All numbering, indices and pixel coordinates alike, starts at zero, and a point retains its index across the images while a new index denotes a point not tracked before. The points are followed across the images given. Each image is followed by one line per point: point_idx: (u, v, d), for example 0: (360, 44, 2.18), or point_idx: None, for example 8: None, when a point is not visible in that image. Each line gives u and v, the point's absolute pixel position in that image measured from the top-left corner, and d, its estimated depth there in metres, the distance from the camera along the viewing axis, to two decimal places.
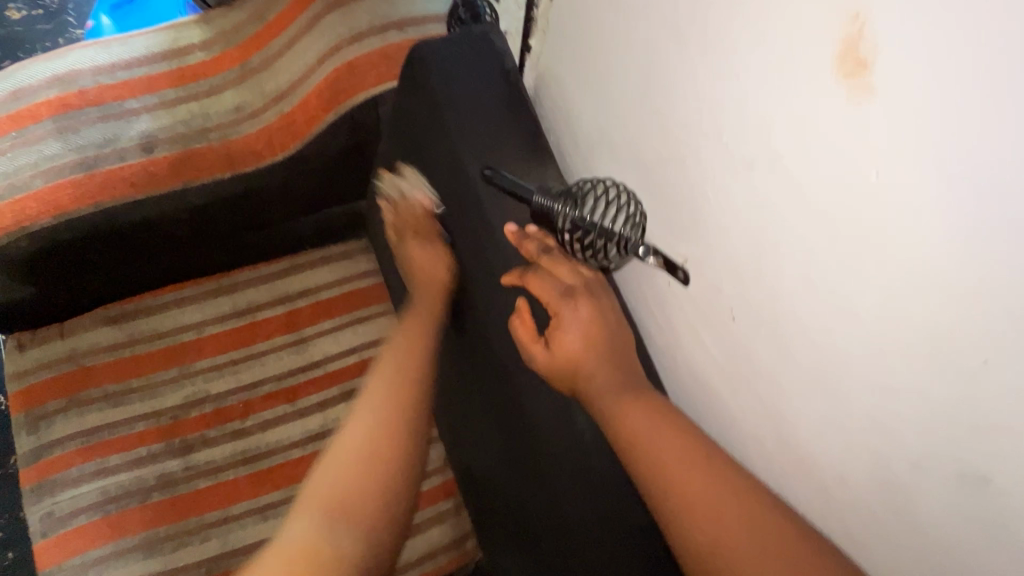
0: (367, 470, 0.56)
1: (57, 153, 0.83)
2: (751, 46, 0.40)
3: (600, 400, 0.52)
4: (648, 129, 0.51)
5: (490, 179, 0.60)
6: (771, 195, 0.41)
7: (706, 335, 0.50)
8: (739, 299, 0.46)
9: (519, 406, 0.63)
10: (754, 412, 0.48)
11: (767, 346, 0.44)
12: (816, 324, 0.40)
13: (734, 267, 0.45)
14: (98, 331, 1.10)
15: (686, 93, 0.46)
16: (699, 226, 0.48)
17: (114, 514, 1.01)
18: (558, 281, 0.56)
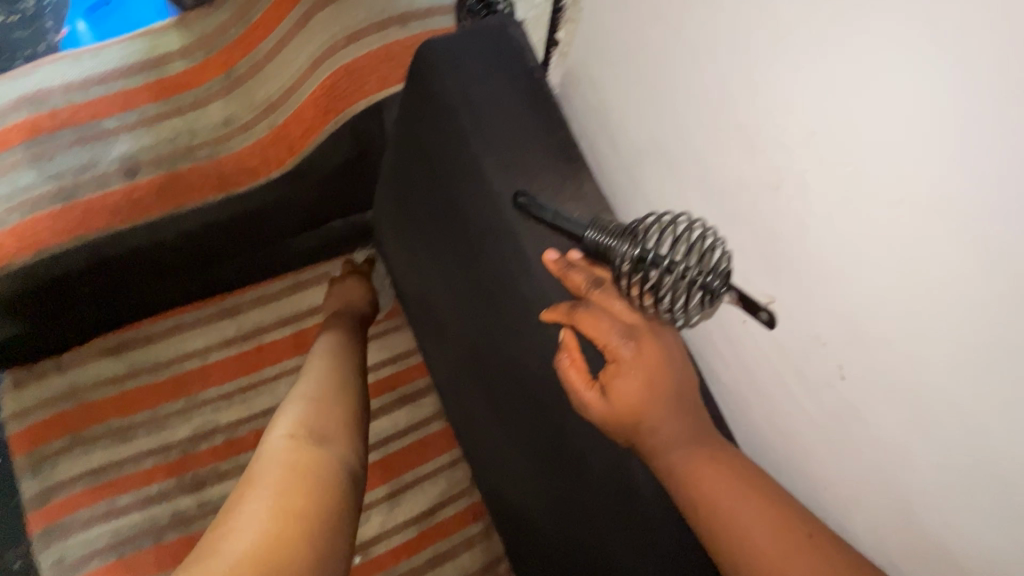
0: (328, 422, 0.63)
1: (31, 183, 0.75)
2: (900, 45, 0.29)
3: (666, 459, 0.45)
4: (720, 140, 0.42)
5: (524, 207, 0.51)
6: (909, 241, 0.32)
7: (795, 384, 0.42)
8: (847, 350, 0.37)
9: (564, 452, 0.56)
10: (856, 476, 0.40)
11: (883, 410, 0.36)
12: (966, 397, 0.31)
13: (844, 314, 0.37)
14: (98, 364, 1.04)
15: (779, 100, 0.37)
16: (794, 261, 0.39)
17: (129, 557, 0.96)
18: (616, 318, 0.47)
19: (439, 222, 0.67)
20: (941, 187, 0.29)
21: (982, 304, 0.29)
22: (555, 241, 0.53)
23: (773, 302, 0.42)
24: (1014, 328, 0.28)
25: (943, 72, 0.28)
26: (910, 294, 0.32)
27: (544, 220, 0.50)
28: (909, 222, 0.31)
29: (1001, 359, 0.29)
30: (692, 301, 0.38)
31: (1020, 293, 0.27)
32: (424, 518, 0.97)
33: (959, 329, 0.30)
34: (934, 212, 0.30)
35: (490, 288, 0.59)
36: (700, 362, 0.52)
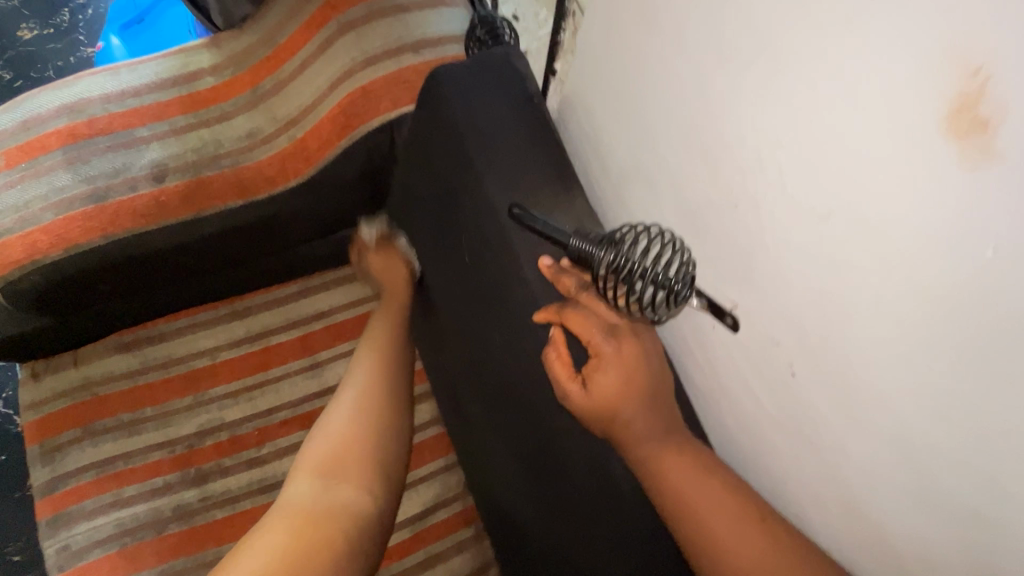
0: (356, 444, 0.68)
1: (67, 185, 0.81)
2: (832, 83, 0.34)
3: (640, 452, 0.49)
4: (691, 162, 0.47)
5: (519, 219, 0.56)
6: (846, 256, 0.36)
7: (759, 388, 0.46)
8: (800, 354, 0.42)
9: (551, 449, 0.60)
10: (813, 472, 0.44)
11: (833, 409, 0.40)
12: (899, 394, 0.35)
13: (797, 322, 0.41)
14: (112, 359, 1.08)
15: (738, 130, 0.42)
16: (753, 274, 0.44)
17: (131, 547, 0.99)
18: (600, 318, 0.51)
19: (443, 234, 0.72)
20: (867, 203, 0.34)
21: (903, 306, 0.33)
22: (547, 249, 0.58)
23: (736, 308, 0.46)
24: (933, 331, 0.32)
25: (865, 104, 0.33)
26: (848, 298, 0.37)
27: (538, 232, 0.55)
28: (843, 233, 0.36)
29: (920, 357, 0.33)
30: (659, 304, 0.42)
31: (930, 298, 0.32)
32: (418, 520, 1.00)
33: (888, 331, 0.35)
34: (871, 233, 0.34)
35: (487, 292, 0.64)
36: (676, 367, 0.57)
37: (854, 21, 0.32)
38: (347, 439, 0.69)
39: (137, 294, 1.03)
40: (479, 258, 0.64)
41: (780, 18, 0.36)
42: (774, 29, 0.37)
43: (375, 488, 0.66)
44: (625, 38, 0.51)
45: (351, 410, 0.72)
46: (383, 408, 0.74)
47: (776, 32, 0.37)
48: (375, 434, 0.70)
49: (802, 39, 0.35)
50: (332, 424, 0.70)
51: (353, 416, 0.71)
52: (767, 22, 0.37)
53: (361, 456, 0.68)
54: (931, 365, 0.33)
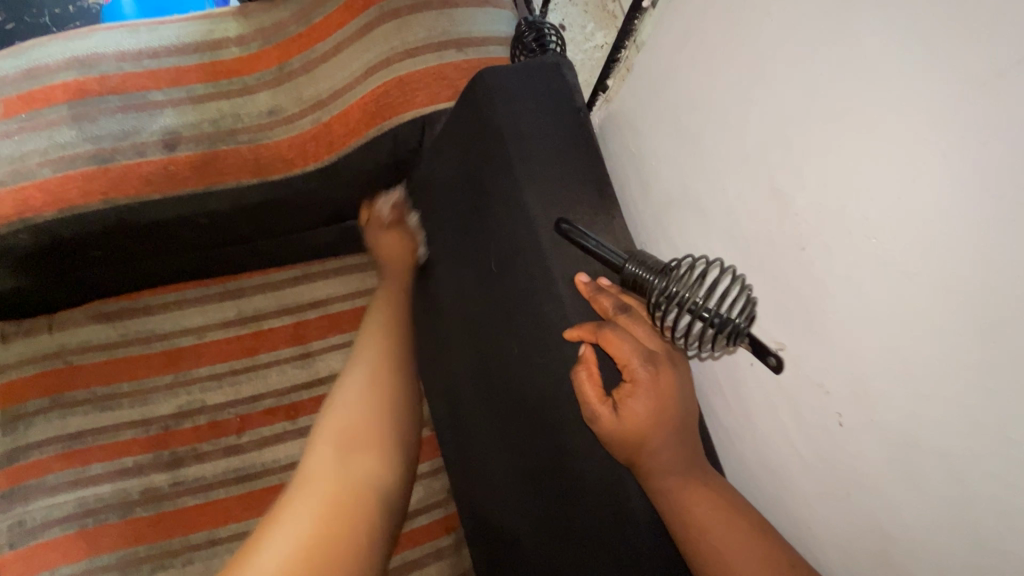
0: (367, 425, 0.67)
1: (69, 142, 0.77)
2: (934, 149, 0.36)
3: (666, 485, 0.48)
4: (761, 204, 0.49)
5: (568, 234, 0.55)
6: (910, 312, 0.38)
7: (795, 432, 0.48)
8: (848, 403, 0.43)
9: (563, 470, 0.58)
10: (845, 516, 0.45)
11: (879, 461, 0.42)
12: (955, 452, 0.37)
13: (851, 371, 0.43)
14: (90, 328, 1.03)
15: (814, 178, 0.44)
16: (810, 320, 0.45)
17: (91, 529, 0.93)
18: (637, 341, 0.50)
19: (469, 238, 0.71)
20: (951, 267, 0.36)
21: (976, 369, 0.35)
22: (584, 266, 0.57)
23: (782, 350, 0.48)
24: (1006, 398, 0.34)
25: (966, 174, 0.34)
26: (916, 355, 0.38)
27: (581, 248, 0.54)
28: (921, 293, 0.38)
29: (987, 420, 0.35)
30: (718, 340, 0.43)
31: (997, 360, 0.34)
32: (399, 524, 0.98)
33: (950, 390, 0.36)
34: (942, 293, 0.36)
35: (512, 304, 0.62)
36: (702, 401, 0.58)
37: (969, 95, 0.34)
38: (358, 414, 0.68)
39: (126, 265, 0.98)
40: (507, 268, 0.63)
41: (889, 80, 0.38)
42: (881, 89, 0.39)
43: (390, 468, 0.65)
44: (698, 73, 0.53)
45: (362, 389, 0.71)
46: (390, 394, 0.72)
47: (883, 93, 0.39)
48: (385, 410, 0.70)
49: (910, 102, 0.37)
50: (334, 423, 0.67)
51: (362, 404, 0.69)
52: (872, 82, 0.39)
53: (373, 438, 0.66)
54: (998, 429, 0.34)
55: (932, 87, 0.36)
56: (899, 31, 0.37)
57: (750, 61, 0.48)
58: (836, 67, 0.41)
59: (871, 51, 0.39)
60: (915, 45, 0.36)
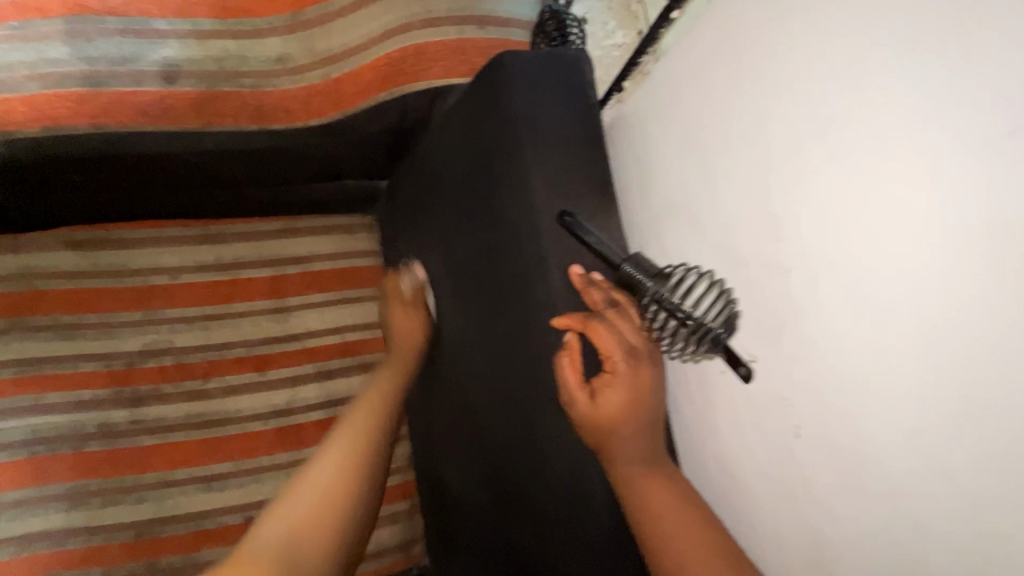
0: (322, 519, 0.58)
1: (61, 58, 0.73)
2: (935, 202, 0.39)
3: (630, 474, 0.52)
4: (760, 225, 0.51)
5: (569, 227, 0.57)
6: (875, 341, 0.43)
7: (754, 440, 0.53)
8: (808, 418, 0.48)
9: (533, 452, 0.60)
10: (787, 514, 0.51)
11: (833, 473, 0.47)
12: (898, 468, 0.42)
13: (814, 387, 0.47)
14: (58, 254, 0.99)
15: (807, 206, 0.47)
16: (787, 338, 0.49)
17: (42, 458, 0.92)
18: (622, 336, 0.53)
19: (467, 216, 0.72)
20: (929, 311, 0.40)
21: (935, 403, 0.40)
22: (578, 259, 0.59)
23: (754, 361, 0.53)
24: (953, 427, 0.39)
25: (963, 232, 0.38)
26: (887, 382, 0.42)
27: (581, 242, 0.57)
28: (889, 326, 0.42)
29: (941, 446, 0.40)
30: (698, 344, 0.46)
31: (948, 393, 0.39)
32: None
33: (896, 413, 0.42)
34: (903, 328, 0.41)
35: (504, 289, 0.64)
36: (670, 403, 0.62)
37: (959, 156, 0.38)
38: (337, 486, 0.62)
39: (101, 196, 0.93)
40: (502, 250, 0.65)
41: (886, 130, 0.42)
42: (895, 139, 0.41)
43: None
44: (713, 88, 0.55)
45: (337, 470, 0.63)
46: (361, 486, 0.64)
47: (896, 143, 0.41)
48: (356, 490, 0.63)
49: (902, 154, 0.41)
50: (315, 482, 0.61)
51: (340, 473, 0.63)
52: (873, 127, 0.42)
53: (333, 519, 0.59)
54: (947, 454, 0.39)
55: (945, 147, 0.38)
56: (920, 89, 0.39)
57: (772, 89, 0.49)
58: (853, 112, 0.44)
59: (893, 102, 0.41)
60: (933, 104, 0.39)
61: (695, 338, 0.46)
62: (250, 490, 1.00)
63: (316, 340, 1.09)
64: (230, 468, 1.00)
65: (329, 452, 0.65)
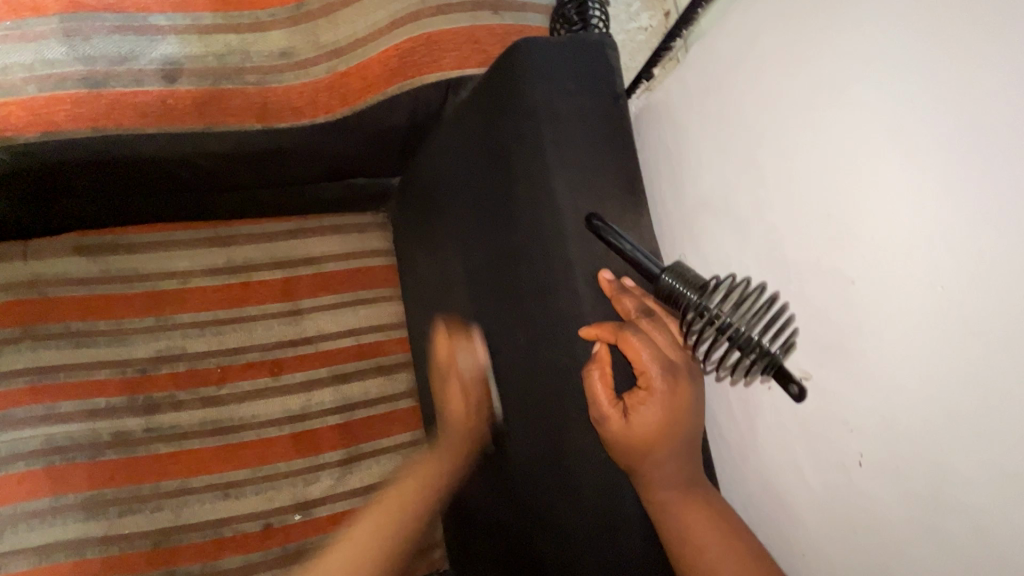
0: None
1: (58, 59, 0.70)
2: (1010, 202, 0.34)
3: (669, 500, 0.47)
4: (810, 230, 0.47)
5: (598, 230, 0.52)
6: (939, 356, 0.39)
7: (806, 462, 0.49)
8: (870, 443, 0.44)
9: (559, 471, 0.56)
10: (836, 542, 0.48)
11: (899, 505, 0.42)
12: (974, 505, 0.38)
13: (880, 412, 0.43)
14: (68, 260, 0.98)
15: (863, 206, 0.43)
16: (845, 353, 0.45)
17: (58, 467, 0.91)
18: (657, 349, 0.48)
19: (483, 215, 0.68)
20: (1004, 335, 0.35)
21: (1009, 436, 0.35)
22: (607, 263, 0.54)
23: (807, 378, 0.48)
24: None
25: None
26: (955, 408, 0.38)
27: (609, 245, 0.52)
28: (957, 342, 0.38)
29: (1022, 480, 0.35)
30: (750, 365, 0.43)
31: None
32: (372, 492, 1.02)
33: (967, 441, 0.38)
34: (972, 344, 0.37)
35: (525, 296, 0.60)
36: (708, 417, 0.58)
37: None
38: None
39: (104, 201, 0.90)
40: (523, 254, 0.60)
41: (956, 121, 0.37)
42: (966, 138, 0.36)
43: None
44: (756, 75, 0.50)
45: None
46: None
47: (965, 144, 0.37)
48: None
49: (974, 148, 0.36)
50: None
51: None
52: (942, 118, 0.38)
53: None
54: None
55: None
56: (998, 82, 0.34)
57: (823, 83, 0.45)
58: (916, 99, 0.39)
59: (965, 91, 0.36)
60: (1016, 98, 0.34)
61: (748, 352, 0.42)
62: (266, 497, 0.98)
63: (330, 344, 1.06)
64: (247, 475, 0.98)
65: None
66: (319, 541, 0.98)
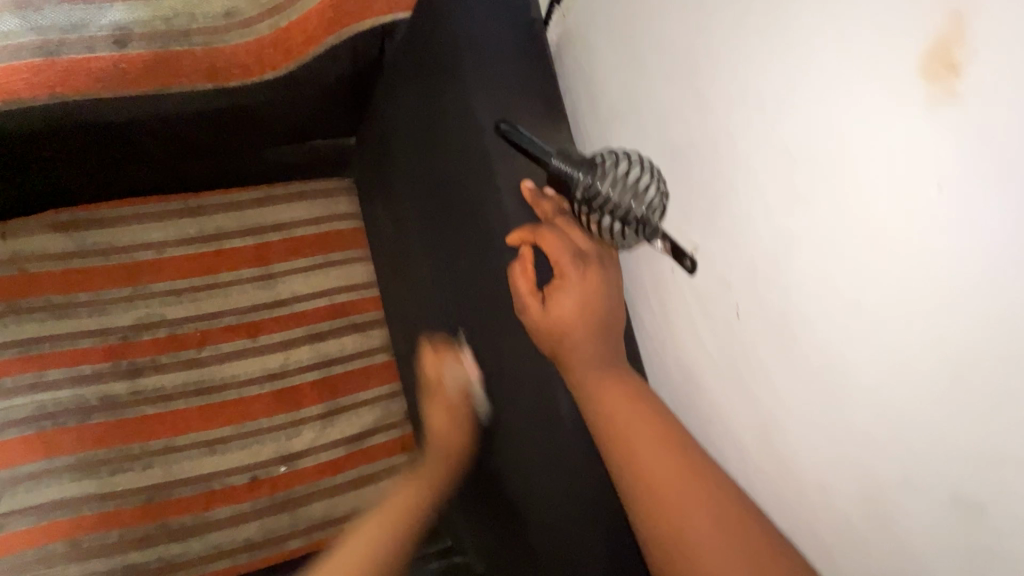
0: (392, 508, 0.66)
1: (13, 31, 0.73)
2: (853, 67, 0.44)
3: (584, 377, 0.52)
4: (790, 134, 0.49)
5: (507, 134, 0.57)
6: (808, 206, 0.48)
7: (704, 329, 0.60)
8: (746, 292, 0.55)
9: (502, 368, 0.64)
10: (738, 402, 0.58)
11: (771, 346, 0.53)
12: (838, 330, 0.48)
13: (751, 263, 0.54)
14: (45, 236, 1.01)
15: (744, 95, 0.52)
16: (728, 221, 0.55)
17: (50, 431, 0.96)
18: (571, 242, 0.54)
19: (421, 151, 0.73)
20: (839, 188, 0.46)
21: (853, 258, 0.46)
22: (531, 174, 0.58)
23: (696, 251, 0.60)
24: (885, 280, 0.44)
25: (887, 86, 0.42)
26: (824, 244, 0.48)
27: (521, 149, 0.56)
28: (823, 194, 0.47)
29: (870, 294, 0.45)
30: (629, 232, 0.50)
31: (878, 244, 0.44)
32: (354, 441, 1.08)
33: (831, 273, 0.47)
34: (835, 190, 0.46)
35: (462, 220, 0.65)
36: (631, 308, 0.68)
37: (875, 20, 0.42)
38: (413, 483, 0.69)
39: (68, 174, 0.93)
40: (458, 180, 0.65)
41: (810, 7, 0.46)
42: (820, 20, 0.45)
43: (394, 535, 0.64)
44: None
45: (428, 464, 0.70)
46: (443, 471, 0.71)
47: (804, 34, 0.47)
48: (421, 478, 0.69)
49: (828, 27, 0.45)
50: (424, 470, 0.70)
51: (419, 463, 0.71)
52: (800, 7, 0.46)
53: (398, 504, 0.66)
54: (878, 301, 0.45)
55: (964, 38, 0.37)
56: None
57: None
58: None
59: None
60: None
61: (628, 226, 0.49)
62: (252, 452, 1.03)
63: (304, 304, 1.10)
64: (231, 432, 1.03)
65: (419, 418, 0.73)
66: (302, 490, 1.04)
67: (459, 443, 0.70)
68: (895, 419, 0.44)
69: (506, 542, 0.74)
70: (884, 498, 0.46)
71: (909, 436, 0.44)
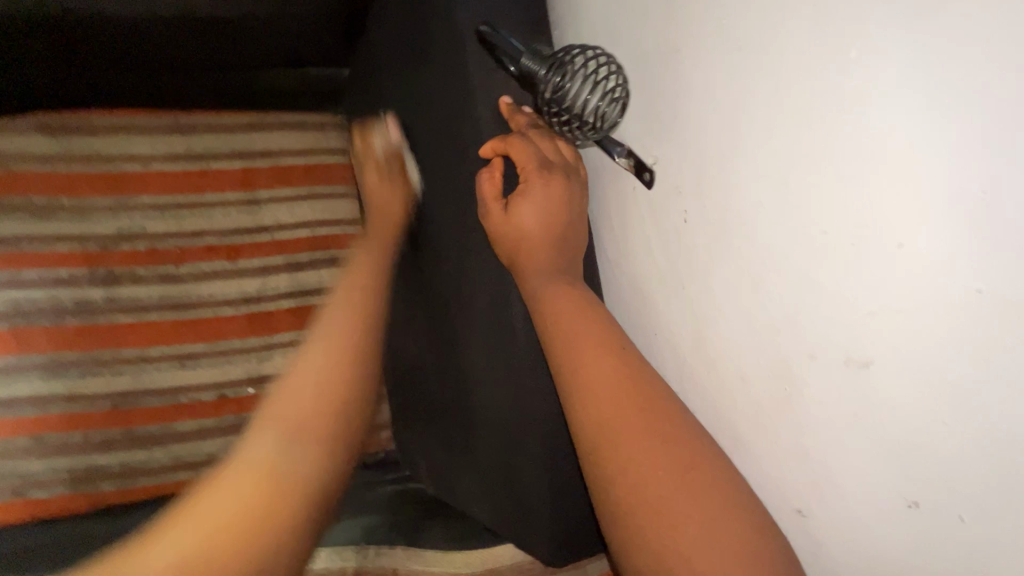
0: (296, 418, 0.57)
1: None
2: None
3: (538, 283, 0.58)
4: (749, 24, 0.47)
5: (485, 37, 0.61)
6: (786, 145, 0.46)
7: (655, 243, 0.61)
8: (694, 205, 0.55)
9: (468, 280, 0.68)
10: (681, 316, 0.59)
11: (725, 276, 0.53)
12: (797, 272, 0.47)
13: (702, 177, 0.54)
14: (28, 136, 1.00)
15: (733, 17, 0.48)
16: (691, 141, 0.54)
17: (23, 329, 0.97)
18: (539, 154, 0.58)
19: (409, 73, 0.74)
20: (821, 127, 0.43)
21: (825, 201, 0.44)
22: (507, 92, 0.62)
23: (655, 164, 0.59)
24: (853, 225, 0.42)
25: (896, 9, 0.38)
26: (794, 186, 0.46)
27: (502, 53, 0.60)
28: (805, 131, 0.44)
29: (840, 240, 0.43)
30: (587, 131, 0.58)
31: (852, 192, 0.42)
32: None
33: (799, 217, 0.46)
34: (815, 130, 0.44)
35: (444, 143, 0.68)
36: (597, 235, 0.70)
37: None
38: (316, 391, 0.59)
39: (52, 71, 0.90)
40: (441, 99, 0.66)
41: None
42: None
43: (323, 467, 0.55)
44: None
45: (331, 379, 0.61)
46: (339, 398, 0.60)
47: None
48: (339, 406, 0.59)
49: None
50: (296, 391, 0.59)
51: (315, 390, 0.59)
52: None
53: (307, 425, 0.57)
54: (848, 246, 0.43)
55: None
56: None
57: None
58: None
59: None
60: None
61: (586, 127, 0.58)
62: (221, 370, 1.05)
63: (285, 233, 1.11)
64: (203, 348, 1.05)
65: (310, 356, 0.63)
66: None
67: (353, 377, 0.62)
68: (831, 357, 0.45)
69: (456, 454, 0.79)
70: (791, 383, 0.48)
71: (853, 378, 0.44)
